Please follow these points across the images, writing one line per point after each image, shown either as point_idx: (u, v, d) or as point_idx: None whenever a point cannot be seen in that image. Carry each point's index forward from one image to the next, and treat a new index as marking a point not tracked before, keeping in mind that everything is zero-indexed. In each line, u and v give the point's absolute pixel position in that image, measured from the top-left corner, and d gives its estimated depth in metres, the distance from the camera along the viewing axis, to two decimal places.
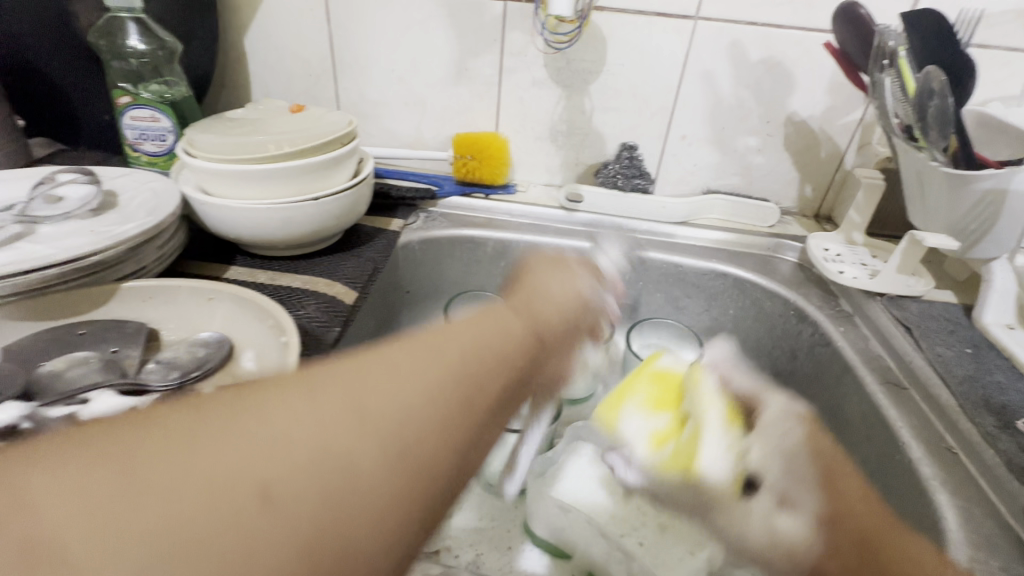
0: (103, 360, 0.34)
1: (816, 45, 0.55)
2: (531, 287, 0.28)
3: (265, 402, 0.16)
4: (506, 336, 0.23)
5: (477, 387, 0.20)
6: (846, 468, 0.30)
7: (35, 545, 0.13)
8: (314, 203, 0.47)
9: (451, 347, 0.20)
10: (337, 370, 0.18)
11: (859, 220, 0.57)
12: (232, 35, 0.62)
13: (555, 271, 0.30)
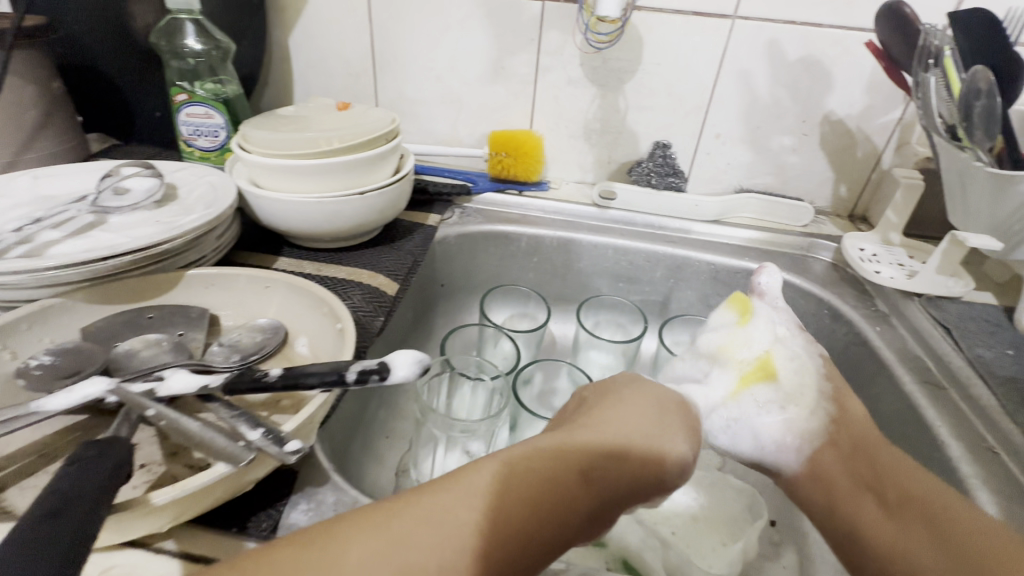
0: (173, 342, 0.36)
1: (855, 44, 0.55)
2: (612, 407, 0.29)
3: (329, 537, 0.21)
4: (576, 482, 0.24)
5: (536, 537, 0.23)
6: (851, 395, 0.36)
7: None
8: (360, 197, 0.49)
9: (522, 493, 0.23)
10: (438, 508, 0.22)
11: (897, 220, 0.57)
12: (277, 36, 0.65)
13: (638, 392, 0.30)
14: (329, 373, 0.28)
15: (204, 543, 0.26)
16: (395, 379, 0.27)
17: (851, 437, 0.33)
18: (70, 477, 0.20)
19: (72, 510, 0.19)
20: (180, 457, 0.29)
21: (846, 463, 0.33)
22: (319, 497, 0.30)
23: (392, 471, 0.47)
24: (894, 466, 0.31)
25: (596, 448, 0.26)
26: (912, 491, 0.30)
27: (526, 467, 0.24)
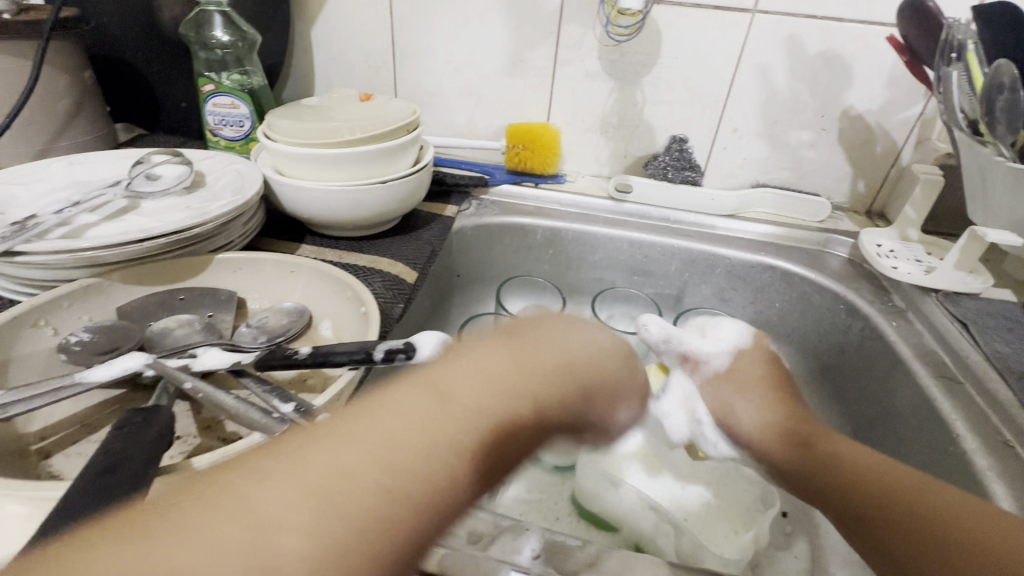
0: (204, 323, 0.37)
1: (876, 38, 0.55)
2: (567, 331, 0.27)
3: (253, 468, 0.17)
4: (531, 408, 0.23)
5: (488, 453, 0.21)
6: (739, 401, 0.39)
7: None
8: (382, 186, 0.50)
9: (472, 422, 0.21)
10: (394, 423, 0.19)
11: (915, 216, 0.56)
12: (300, 28, 0.66)
13: (597, 322, 0.29)
14: (356, 352, 0.29)
15: None
16: (420, 358, 0.29)
17: (793, 453, 0.35)
18: (119, 442, 0.21)
19: (122, 471, 0.19)
20: (216, 430, 0.30)
21: (799, 480, 0.35)
22: None
23: None
24: (829, 469, 0.33)
25: (557, 374, 0.24)
26: (850, 494, 0.31)
27: (485, 389, 0.22)
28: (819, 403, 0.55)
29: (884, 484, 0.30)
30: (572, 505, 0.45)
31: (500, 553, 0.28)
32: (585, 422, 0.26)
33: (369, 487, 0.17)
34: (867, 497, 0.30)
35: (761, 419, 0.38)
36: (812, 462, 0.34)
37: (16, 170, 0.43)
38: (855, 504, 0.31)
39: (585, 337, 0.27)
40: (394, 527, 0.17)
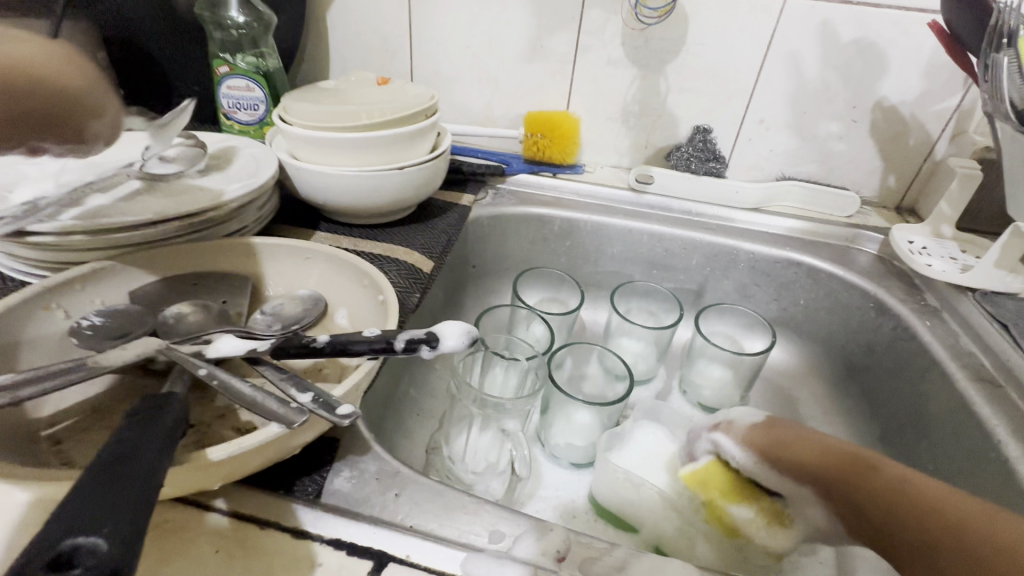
0: (217, 309, 0.36)
1: (915, 25, 0.53)
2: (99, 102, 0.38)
3: None
4: None
5: None
6: (796, 436, 0.32)
7: None
8: (399, 172, 0.49)
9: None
10: None
11: (951, 212, 0.54)
12: (316, 11, 0.64)
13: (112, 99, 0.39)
14: (376, 341, 0.28)
15: (252, 503, 0.26)
16: (444, 347, 0.28)
17: (837, 467, 0.30)
18: (128, 436, 0.19)
19: (131, 466, 0.18)
20: (229, 419, 0.29)
21: (845, 502, 0.29)
22: (361, 465, 0.30)
23: (423, 448, 0.47)
24: (890, 495, 0.28)
25: None
26: (906, 523, 0.27)
27: None
28: (844, 404, 0.53)
29: (951, 518, 0.26)
30: (589, 504, 0.45)
31: (524, 553, 0.26)
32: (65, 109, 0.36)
33: None
34: (937, 534, 0.26)
35: (806, 448, 0.31)
36: (868, 485, 0.28)
37: None
38: (921, 539, 0.26)
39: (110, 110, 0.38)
40: None
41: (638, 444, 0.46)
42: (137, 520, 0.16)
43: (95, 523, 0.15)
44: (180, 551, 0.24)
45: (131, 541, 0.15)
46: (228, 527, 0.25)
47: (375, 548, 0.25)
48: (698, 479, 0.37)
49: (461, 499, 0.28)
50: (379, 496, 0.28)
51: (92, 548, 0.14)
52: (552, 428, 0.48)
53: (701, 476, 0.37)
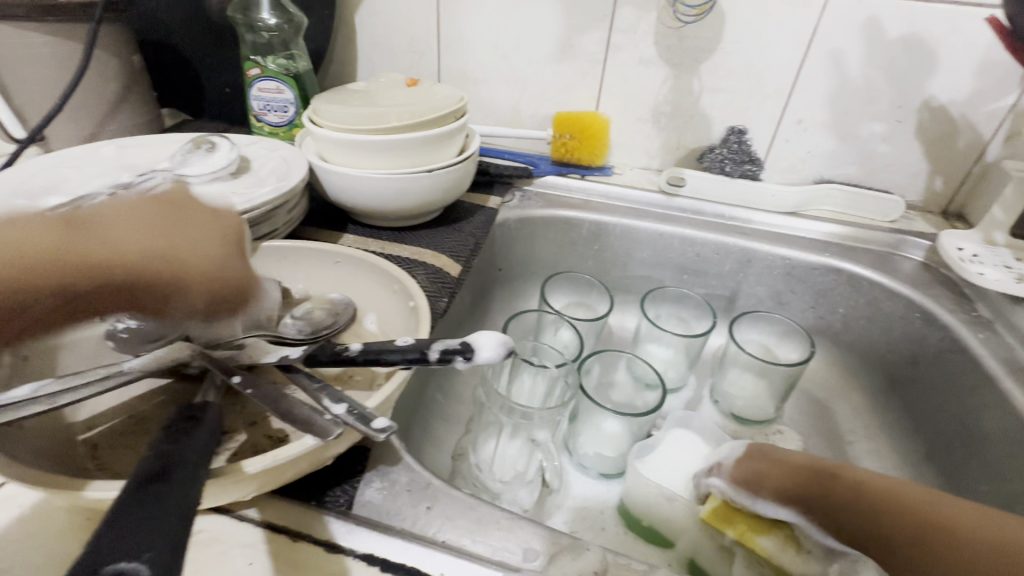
0: None
1: (968, 21, 0.50)
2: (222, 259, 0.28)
3: None
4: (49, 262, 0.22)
5: None
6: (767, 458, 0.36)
7: (69, 222, 0.23)
8: (428, 174, 0.48)
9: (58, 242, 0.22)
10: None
11: (1004, 217, 0.51)
12: (345, 12, 0.64)
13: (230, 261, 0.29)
14: (410, 352, 0.28)
15: (285, 514, 0.26)
16: (480, 359, 0.27)
17: (806, 483, 0.33)
18: (163, 454, 0.19)
19: (171, 484, 0.17)
20: (261, 426, 0.29)
21: (820, 512, 0.32)
22: (392, 477, 0.29)
23: (449, 455, 0.46)
24: (855, 495, 0.32)
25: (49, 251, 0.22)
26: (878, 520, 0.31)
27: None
28: (886, 418, 0.51)
29: (896, 503, 0.31)
30: (618, 516, 0.44)
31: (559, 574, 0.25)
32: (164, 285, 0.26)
33: None
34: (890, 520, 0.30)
35: (773, 470, 0.35)
36: (834, 488, 0.33)
37: (68, 153, 0.44)
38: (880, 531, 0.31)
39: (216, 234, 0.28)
40: None
41: (669, 455, 0.44)
42: (177, 543, 0.15)
43: (135, 548, 0.14)
44: (213, 562, 0.24)
45: (173, 566, 0.14)
46: (261, 537, 0.25)
47: (408, 565, 0.25)
48: (718, 517, 0.35)
49: (494, 514, 0.28)
50: (410, 509, 0.28)
51: (135, 572, 0.14)
52: (580, 437, 0.47)
53: (725, 511, 0.35)
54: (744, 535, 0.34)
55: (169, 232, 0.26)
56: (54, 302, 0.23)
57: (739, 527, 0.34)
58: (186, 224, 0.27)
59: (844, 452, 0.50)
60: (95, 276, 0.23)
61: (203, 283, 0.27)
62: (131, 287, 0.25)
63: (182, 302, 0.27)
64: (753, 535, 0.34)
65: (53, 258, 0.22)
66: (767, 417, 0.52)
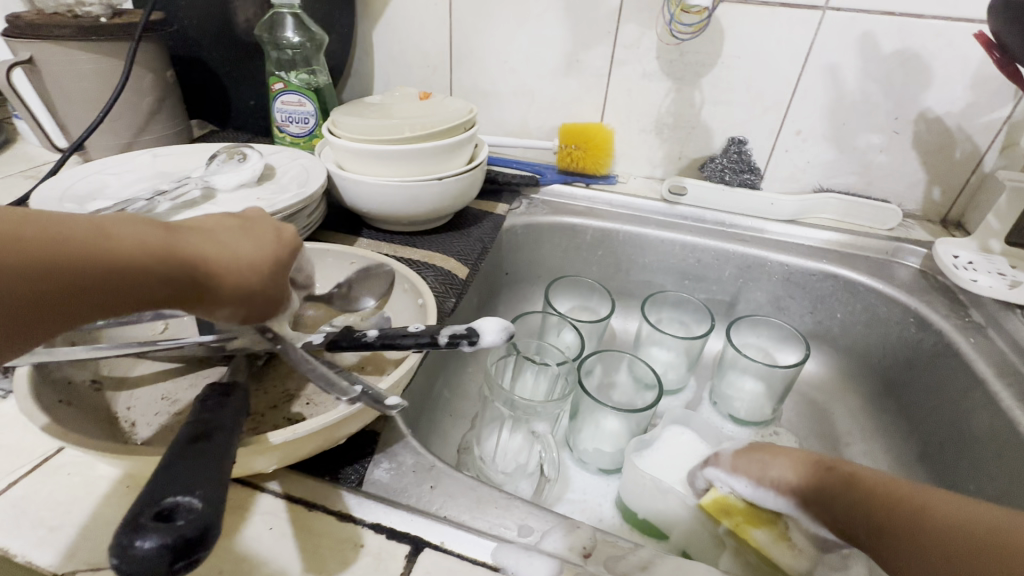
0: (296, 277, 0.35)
1: (960, 37, 0.52)
2: (277, 274, 0.26)
3: (80, 230, 0.22)
4: (144, 252, 0.22)
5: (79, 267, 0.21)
6: (774, 456, 0.35)
7: (173, 226, 0.24)
8: (438, 182, 0.51)
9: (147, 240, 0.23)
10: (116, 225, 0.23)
11: (998, 226, 0.53)
12: (363, 29, 0.68)
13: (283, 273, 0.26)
14: (423, 335, 0.31)
15: (302, 486, 0.28)
16: (484, 342, 0.30)
17: (807, 480, 0.33)
18: (202, 420, 0.21)
19: (213, 441, 0.20)
20: (281, 410, 0.32)
21: (816, 506, 0.32)
22: (400, 458, 0.32)
23: (455, 447, 0.49)
24: (847, 487, 0.31)
25: (145, 240, 0.22)
26: (867, 510, 0.30)
27: (109, 232, 0.22)
28: (883, 421, 0.52)
29: (893, 496, 0.29)
30: (616, 509, 0.46)
31: (552, 548, 0.27)
32: (223, 293, 0.24)
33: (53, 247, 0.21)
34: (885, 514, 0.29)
35: (783, 469, 0.34)
36: (832, 484, 0.32)
37: (109, 160, 0.48)
38: (871, 523, 0.29)
39: (276, 244, 0.26)
40: (62, 247, 0.21)
41: (666, 452, 0.46)
42: (220, 487, 0.18)
43: (188, 486, 0.17)
44: (239, 525, 0.26)
45: (219, 504, 0.17)
46: (281, 506, 0.28)
47: (412, 533, 0.27)
48: (716, 510, 0.37)
49: (493, 494, 0.30)
50: (415, 488, 0.30)
51: (188, 507, 0.16)
52: (581, 433, 0.49)
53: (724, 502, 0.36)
54: (740, 527, 0.35)
55: (237, 247, 0.25)
56: (114, 293, 0.22)
57: (735, 519, 0.36)
58: (255, 238, 0.26)
59: (839, 453, 0.51)
60: (158, 278, 0.22)
61: (252, 303, 0.24)
62: (183, 294, 0.23)
63: (222, 316, 0.25)
64: (748, 528, 0.35)
65: (142, 256, 0.22)
66: (765, 419, 0.53)
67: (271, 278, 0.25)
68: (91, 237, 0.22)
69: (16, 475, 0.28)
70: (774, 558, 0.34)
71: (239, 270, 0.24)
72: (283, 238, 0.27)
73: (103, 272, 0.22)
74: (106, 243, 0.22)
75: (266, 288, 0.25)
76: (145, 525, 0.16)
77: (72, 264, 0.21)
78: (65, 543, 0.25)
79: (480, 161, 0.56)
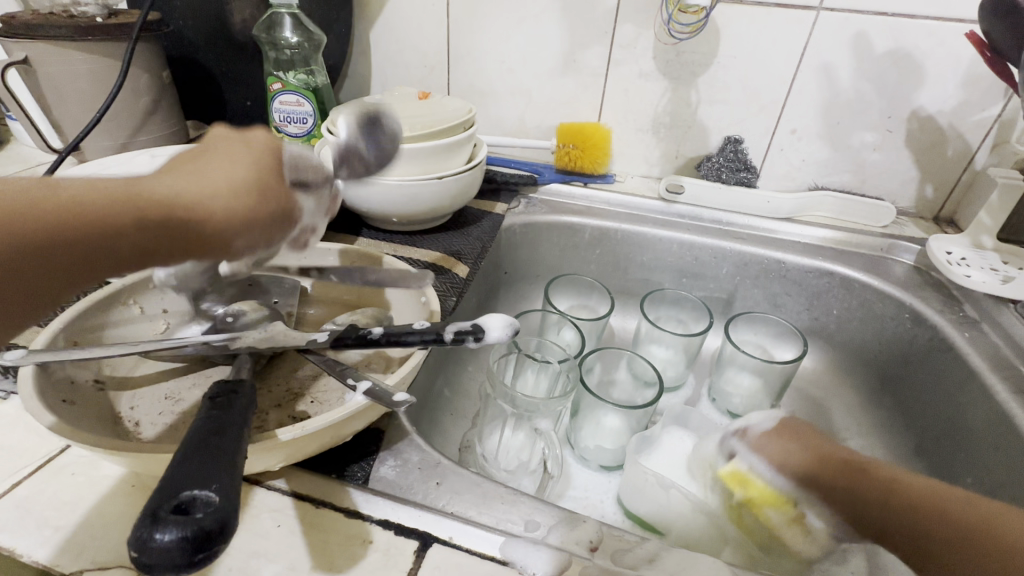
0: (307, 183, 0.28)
1: (952, 36, 0.53)
2: (266, 186, 0.25)
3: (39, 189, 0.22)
4: (114, 200, 0.21)
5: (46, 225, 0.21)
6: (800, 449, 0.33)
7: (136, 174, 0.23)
8: (438, 181, 0.51)
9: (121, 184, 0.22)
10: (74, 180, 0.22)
11: (991, 223, 0.53)
12: (360, 29, 0.68)
13: (272, 177, 0.25)
14: (429, 333, 0.31)
15: (309, 485, 0.29)
16: (489, 339, 0.30)
17: (840, 479, 0.31)
18: (210, 419, 0.21)
19: (226, 434, 0.20)
20: (285, 408, 0.32)
21: (844, 505, 0.30)
22: (405, 455, 0.32)
23: (456, 445, 0.49)
24: (885, 493, 0.30)
25: (110, 190, 0.22)
26: (908, 519, 0.29)
27: (64, 188, 0.22)
28: (879, 415, 0.52)
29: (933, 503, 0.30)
30: (618, 505, 0.46)
31: (559, 542, 0.27)
32: (215, 219, 0.23)
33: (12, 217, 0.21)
34: (924, 519, 0.29)
35: (799, 452, 0.32)
36: (871, 489, 0.30)
37: (107, 160, 0.47)
38: (911, 532, 0.29)
39: (244, 157, 0.25)
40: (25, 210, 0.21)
41: (665, 450, 0.46)
42: (235, 482, 0.18)
43: (205, 480, 0.17)
44: (246, 523, 0.26)
45: (234, 497, 0.18)
46: (288, 504, 0.28)
47: (419, 529, 0.27)
48: (732, 483, 0.36)
49: (498, 489, 0.30)
50: (422, 484, 0.30)
51: (206, 501, 0.17)
52: (581, 431, 0.50)
53: (743, 479, 0.35)
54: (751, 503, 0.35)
55: (213, 175, 0.23)
56: (90, 246, 0.22)
57: (746, 499, 0.35)
58: (231, 159, 0.25)
59: None
60: (137, 221, 0.21)
61: (262, 219, 0.24)
62: (176, 235, 0.22)
63: (241, 246, 0.24)
64: (759, 509, 0.35)
65: (113, 203, 0.21)
66: None
67: (266, 194, 0.25)
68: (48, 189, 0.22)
69: (19, 475, 0.28)
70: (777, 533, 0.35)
71: (223, 194, 0.23)
72: (257, 149, 0.26)
73: (72, 224, 0.21)
74: (60, 196, 0.22)
75: (262, 202, 0.24)
76: (164, 518, 0.16)
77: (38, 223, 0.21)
78: (71, 543, 0.25)
79: (480, 159, 0.57)
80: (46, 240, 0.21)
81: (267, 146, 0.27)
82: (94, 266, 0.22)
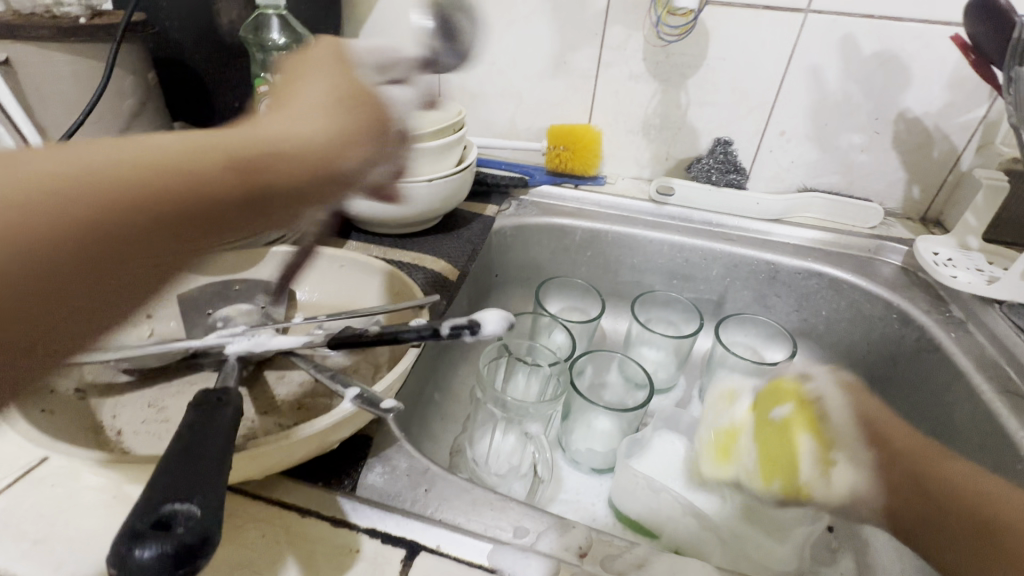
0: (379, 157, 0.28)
1: (938, 38, 0.53)
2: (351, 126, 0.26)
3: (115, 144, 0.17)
4: (225, 159, 0.19)
5: (160, 185, 0.17)
6: (890, 423, 0.33)
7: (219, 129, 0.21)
8: (428, 184, 0.51)
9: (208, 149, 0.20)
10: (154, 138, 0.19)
11: (976, 223, 0.54)
12: (349, 30, 0.68)
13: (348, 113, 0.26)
14: (424, 329, 0.31)
15: (295, 493, 0.28)
16: (485, 332, 0.31)
17: (922, 457, 0.32)
18: (194, 430, 0.21)
19: (211, 439, 0.20)
20: (271, 415, 0.32)
21: (913, 483, 0.31)
22: (393, 462, 0.31)
23: (447, 450, 0.48)
24: (963, 487, 0.31)
25: (214, 149, 0.19)
26: (978, 509, 0.30)
27: (158, 143, 0.18)
28: None
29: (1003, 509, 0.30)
30: (609, 509, 0.46)
31: (548, 548, 0.27)
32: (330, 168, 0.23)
33: (132, 178, 0.17)
34: (998, 515, 0.30)
35: (891, 425, 0.33)
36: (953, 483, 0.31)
37: None
38: (972, 522, 0.30)
39: (329, 97, 0.26)
40: (150, 168, 0.17)
41: (654, 455, 0.46)
42: (216, 495, 0.18)
43: (189, 493, 0.17)
44: (230, 533, 0.26)
45: (216, 513, 0.17)
46: (274, 513, 0.27)
47: (407, 537, 0.27)
48: (782, 394, 0.40)
49: (487, 496, 0.30)
50: (410, 491, 0.30)
51: (187, 515, 0.17)
52: (572, 434, 0.49)
53: (801, 399, 0.38)
54: (792, 416, 0.38)
55: (311, 126, 0.24)
56: (195, 210, 0.18)
57: (788, 413, 0.38)
58: (319, 111, 0.25)
59: None
60: (248, 175, 0.20)
61: (361, 148, 0.25)
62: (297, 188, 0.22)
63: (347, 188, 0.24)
64: (795, 426, 0.37)
65: (219, 165, 0.19)
66: None
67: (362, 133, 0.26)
68: (129, 145, 0.18)
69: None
70: (799, 457, 0.35)
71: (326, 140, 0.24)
72: (332, 92, 0.27)
73: (166, 182, 0.17)
74: (147, 153, 0.18)
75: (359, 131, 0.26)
76: (143, 534, 0.16)
77: (155, 181, 0.17)
78: (50, 557, 0.25)
79: (470, 161, 0.56)
80: (153, 211, 0.17)
81: (332, 89, 0.27)
82: (202, 238, 0.19)
